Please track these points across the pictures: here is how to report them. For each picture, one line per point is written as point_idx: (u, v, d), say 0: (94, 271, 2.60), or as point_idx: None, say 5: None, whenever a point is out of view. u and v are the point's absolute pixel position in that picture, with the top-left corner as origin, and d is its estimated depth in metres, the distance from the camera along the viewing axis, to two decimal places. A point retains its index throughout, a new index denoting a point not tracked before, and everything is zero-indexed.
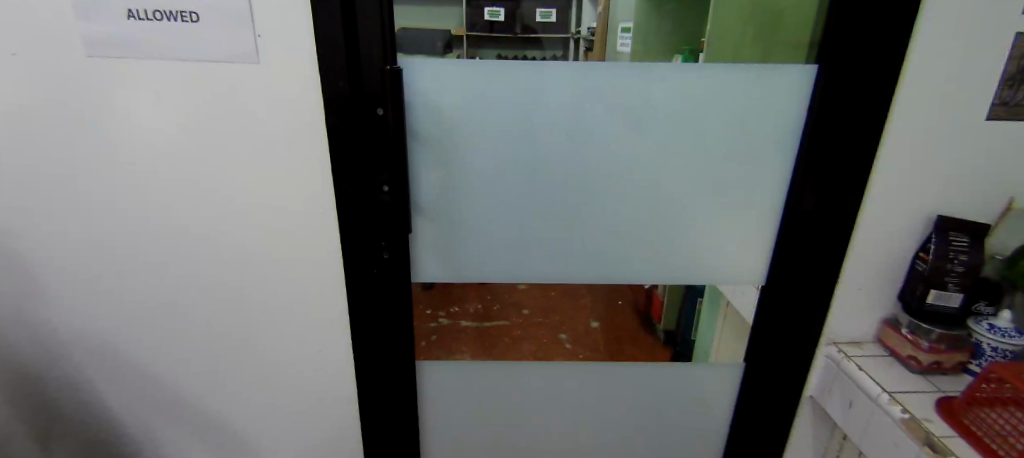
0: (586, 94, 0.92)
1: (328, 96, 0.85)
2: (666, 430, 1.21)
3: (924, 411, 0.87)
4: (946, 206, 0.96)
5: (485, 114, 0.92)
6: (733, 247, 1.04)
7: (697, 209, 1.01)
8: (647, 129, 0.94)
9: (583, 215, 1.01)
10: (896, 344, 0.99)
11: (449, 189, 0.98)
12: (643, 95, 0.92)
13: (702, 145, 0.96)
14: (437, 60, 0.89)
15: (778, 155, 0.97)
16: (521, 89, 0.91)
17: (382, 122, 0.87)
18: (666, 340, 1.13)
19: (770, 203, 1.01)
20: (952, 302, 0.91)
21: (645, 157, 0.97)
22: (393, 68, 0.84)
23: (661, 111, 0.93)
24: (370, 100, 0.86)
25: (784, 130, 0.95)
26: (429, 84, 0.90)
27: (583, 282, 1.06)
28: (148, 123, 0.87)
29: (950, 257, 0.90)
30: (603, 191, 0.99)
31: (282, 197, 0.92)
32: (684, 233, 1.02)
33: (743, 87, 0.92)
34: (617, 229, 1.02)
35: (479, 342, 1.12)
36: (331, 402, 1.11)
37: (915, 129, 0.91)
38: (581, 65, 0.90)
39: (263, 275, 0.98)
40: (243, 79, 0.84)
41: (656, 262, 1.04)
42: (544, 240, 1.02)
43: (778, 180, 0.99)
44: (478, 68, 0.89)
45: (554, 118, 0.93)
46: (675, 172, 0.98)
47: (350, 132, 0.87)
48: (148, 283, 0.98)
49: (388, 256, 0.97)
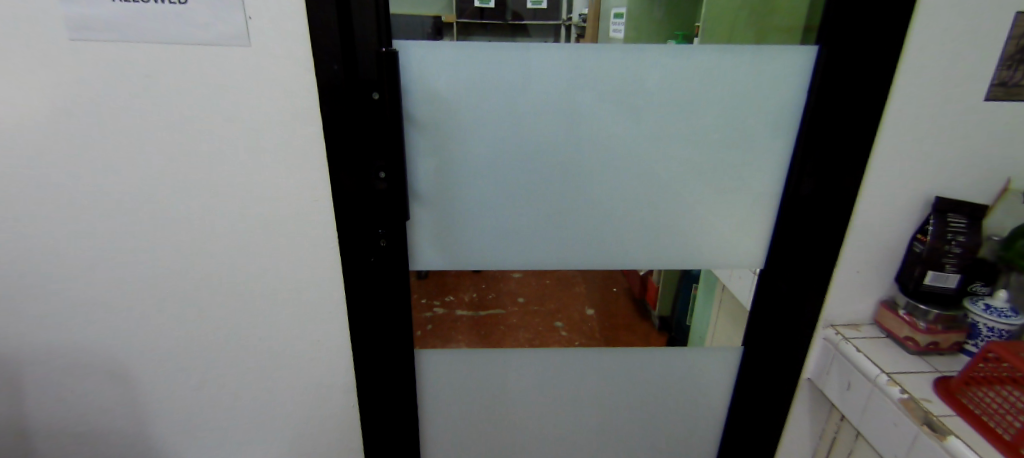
0: (585, 79, 0.90)
1: (322, 80, 0.82)
2: (666, 416, 1.21)
3: (922, 392, 0.88)
4: (945, 187, 0.96)
5: (482, 98, 0.91)
6: (733, 231, 1.03)
7: (696, 194, 1.00)
8: (647, 112, 0.93)
9: (581, 201, 1.00)
10: (893, 325, 0.99)
11: (446, 176, 0.96)
12: (642, 78, 0.91)
13: (703, 127, 0.95)
14: (433, 44, 0.87)
15: (777, 139, 0.97)
16: (519, 72, 0.89)
17: (378, 108, 0.85)
18: (661, 326, 1.16)
19: (770, 187, 1.00)
20: (948, 283, 0.92)
21: (645, 141, 0.95)
22: (388, 50, 0.82)
23: (660, 93, 0.92)
24: (365, 84, 0.83)
25: (784, 113, 0.95)
26: (424, 68, 0.88)
27: (584, 269, 1.06)
28: (136, 109, 0.84)
29: (948, 238, 0.91)
30: (602, 176, 0.98)
31: (276, 185, 0.90)
32: (683, 218, 1.02)
33: (743, 69, 0.91)
34: (616, 215, 1.01)
35: (475, 331, 1.13)
36: (329, 392, 1.09)
37: (915, 111, 0.91)
38: (579, 47, 0.88)
39: (257, 266, 0.97)
40: (235, 63, 0.82)
41: (655, 248, 1.04)
42: (542, 227, 1.01)
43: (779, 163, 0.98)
44: (475, 51, 0.87)
45: (552, 103, 0.92)
46: (676, 156, 0.97)
47: (345, 119, 0.85)
48: (141, 275, 0.96)
49: (385, 244, 0.95)
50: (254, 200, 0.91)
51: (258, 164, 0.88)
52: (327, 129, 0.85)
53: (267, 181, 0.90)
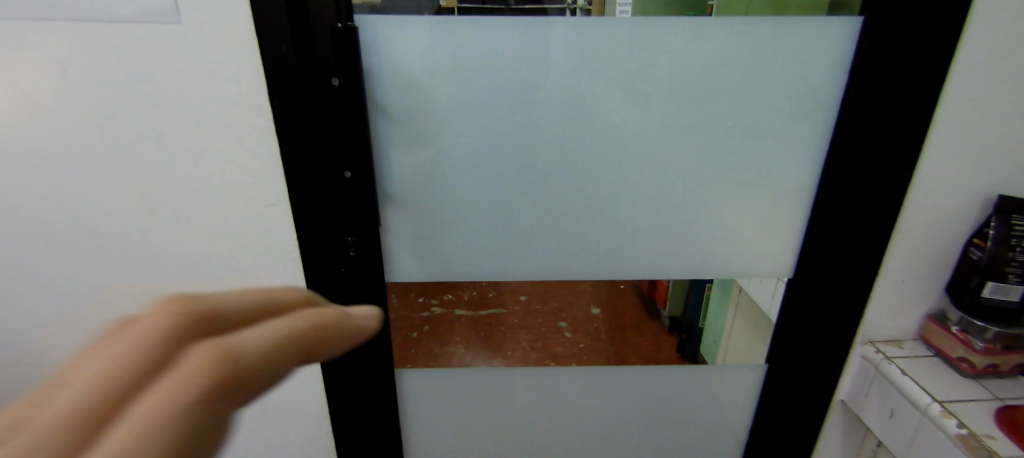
0: (584, 60, 0.77)
1: (269, 63, 0.70)
2: (679, 437, 1.09)
3: (982, 426, 0.74)
4: (1011, 184, 0.81)
5: (463, 83, 0.77)
6: (755, 233, 0.90)
7: (713, 192, 0.87)
8: (657, 98, 0.80)
9: (581, 200, 0.87)
10: (942, 343, 0.86)
11: (425, 174, 0.83)
12: (650, 56, 0.77)
13: (722, 114, 0.81)
14: (402, 18, 0.73)
15: (807, 129, 0.83)
16: (505, 51, 0.76)
17: (337, 94, 0.73)
18: (672, 327, 0.99)
19: (798, 184, 0.87)
20: (1011, 296, 0.78)
21: (654, 132, 0.82)
22: (346, 26, 0.69)
23: (673, 77, 0.79)
24: (322, 67, 0.71)
25: (817, 97, 0.81)
26: (393, 49, 0.75)
27: (585, 278, 0.93)
28: (57, 100, 0.73)
29: (1013, 244, 0.76)
30: (605, 173, 0.85)
31: (225, 183, 0.78)
32: (698, 220, 0.89)
33: (772, 46, 0.77)
34: (622, 217, 0.88)
35: (475, 333, 0.98)
36: (300, 416, 0.98)
37: (980, 93, 0.75)
38: (575, 19, 0.75)
39: (210, 278, 0.85)
40: (165, 44, 0.70)
41: (667, 253, 0.91)
42: (536, 231, 0.88)
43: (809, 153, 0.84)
44: (452, 26, 0.74)
45: (545, 88, 0.78)
46: (690, 148, 0.83)
47: (298, 108, 0.72)
48: (82, 282, 0.85)
49: (355, 253, 0.84)
50: (201, 199, 0.79)
51: (204, 162, 0.76)
52: (276, 119, 0.73)
53: (215, 179, 0.77)
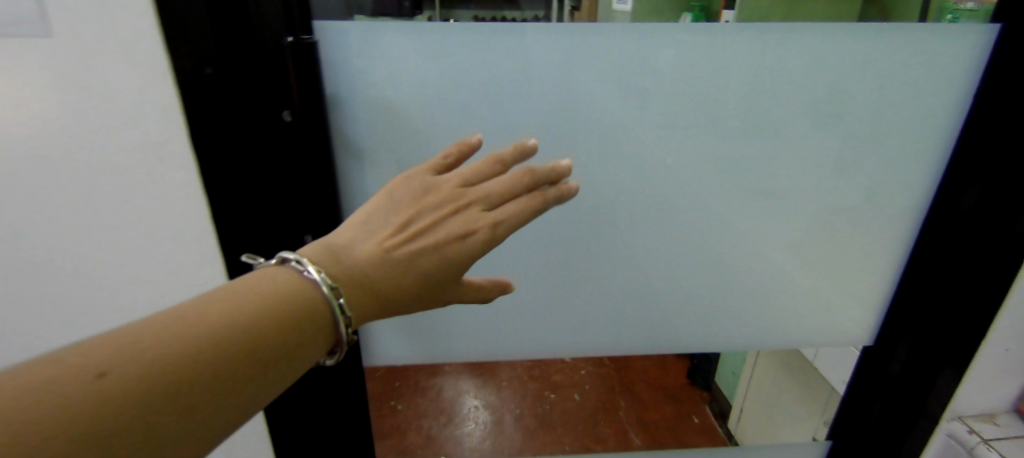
0: (615, 84, 0.59)
1: (188, 97, 0.52)
2: None
3: None
4: None
5: (458, 117, 0.59)
6: (822, 291, 0.73)
7: (776, 243, 0.69)
8: (711, 131, 0.61)
9: (610, 255, 0.69)
10: None
11: None
12: (702, 78, 0.59)
13: (794, 149, 0.63)
14: (373, 29, 0.55)
15: (903, 167, 0.65)
16: (513, 77, 0.58)
17: (286, 131, 0.56)
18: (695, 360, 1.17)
19: (884, 235, 0.69)
20: None
21: (706, 173, 0.64)
22: (294, 42, 0.53)
23: (734, 105, 0.60)
24: (265, 99, 0.54)
25: (918, 129, 0.62)
26: (352, 73, 0.56)
27: (612, 348, 0.76)
28: None
29: None
30: (643, 223, 0.67)
31: (155, 241, 0.61)
32: (753, 273, 0.72)
33: (866, 66, 0.59)
34: (662, 275, 0.71)
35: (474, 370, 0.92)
36: None
37: None
38: (606, 30, 0.56)
39: None
40: (48, 70, 0.52)
41: (713, 314, 0.74)
42: (555, 292, 0.72)
43: (898, 197, 0.67)
44: (440, 42, 0.55)
45: (564, 122, 0.60)
46: (750, 192, 0.65)
47: (226, 150, 0.55)
48: None
49: None
50: (127, 246, 0.62)
51: (122, 218, 0.60)
52: (199, 161, 0.56)
53: (142, 223, 0.60)
